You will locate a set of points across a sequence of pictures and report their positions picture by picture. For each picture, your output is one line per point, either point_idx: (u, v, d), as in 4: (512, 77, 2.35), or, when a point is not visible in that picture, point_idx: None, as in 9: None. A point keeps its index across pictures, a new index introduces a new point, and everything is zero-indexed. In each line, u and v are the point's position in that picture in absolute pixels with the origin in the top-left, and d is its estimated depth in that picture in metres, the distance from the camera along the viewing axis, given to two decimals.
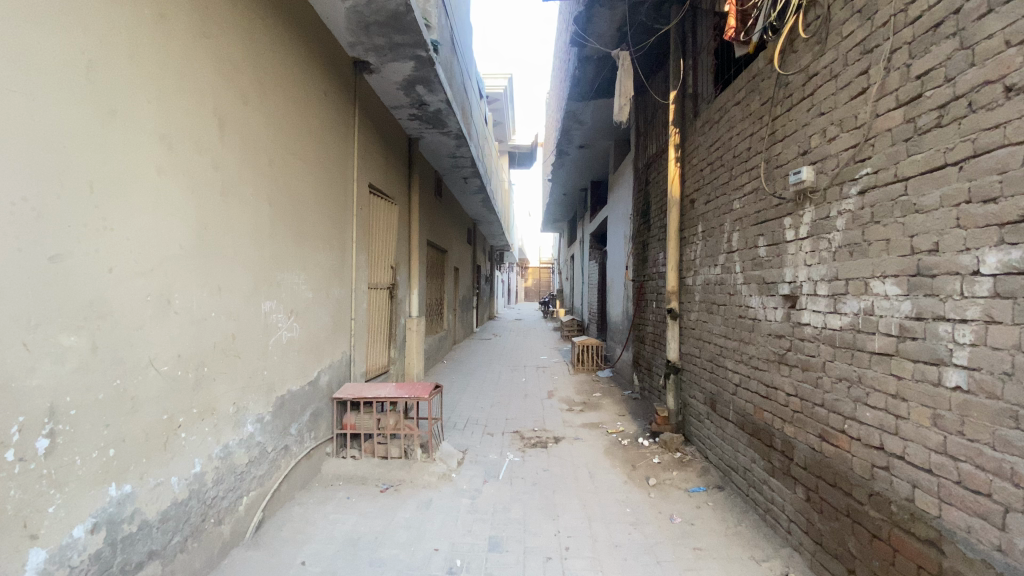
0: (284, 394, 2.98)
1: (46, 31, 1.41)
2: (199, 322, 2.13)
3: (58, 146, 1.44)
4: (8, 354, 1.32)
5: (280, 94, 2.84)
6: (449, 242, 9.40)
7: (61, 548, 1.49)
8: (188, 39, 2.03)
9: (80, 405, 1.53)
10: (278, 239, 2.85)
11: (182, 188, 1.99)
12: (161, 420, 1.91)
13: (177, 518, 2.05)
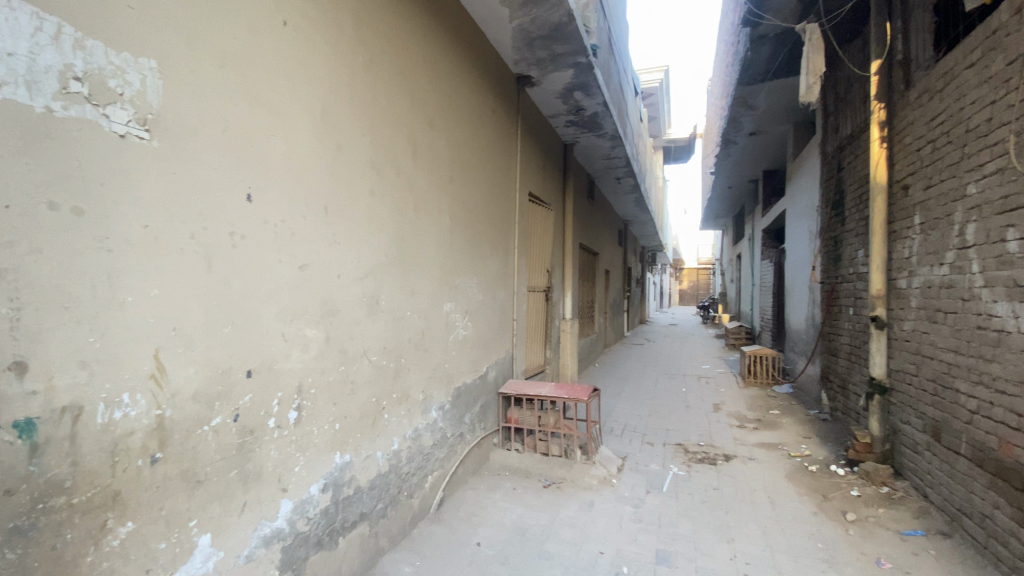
0: (459, 386, 3.28)
1: (295, 85, 1.76)
2: (398, 320, 2.46)
3: (302, 178, 1.79)
4: (272, 343, 1.67)
5: (457, 114, 3.14)
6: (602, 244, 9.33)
7: (302, 501, 1.84)
8: (388, 77, 2.36)
9: (317, 385, 1.89)
10: (457, 247, 3.15)
11: (386, 206, 2.33)
12: (371, 403, 2.26)
13: (380, 487, 2.40)
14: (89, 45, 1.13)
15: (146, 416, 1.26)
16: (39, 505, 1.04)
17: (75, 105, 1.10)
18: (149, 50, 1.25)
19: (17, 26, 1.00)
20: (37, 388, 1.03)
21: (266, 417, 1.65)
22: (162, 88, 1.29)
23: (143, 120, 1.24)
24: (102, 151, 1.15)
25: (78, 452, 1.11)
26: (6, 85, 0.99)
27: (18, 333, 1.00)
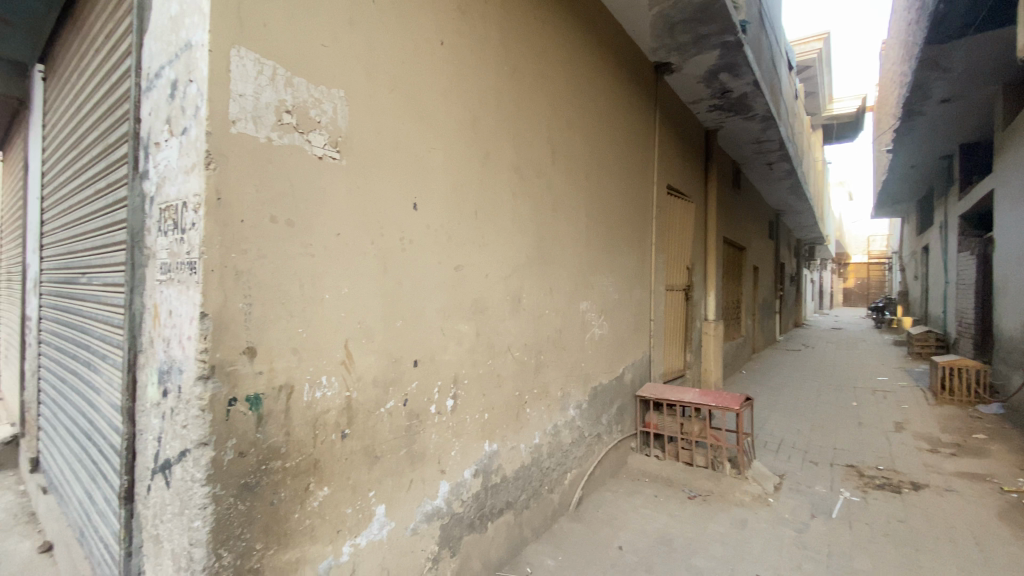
0: (597, 385, 3.25)
1: (451, 98, 1.89)
2: (538, 317, 2.52)
3: (457, 183, 1.92)
4: (433, 336, 1.82)
5: (596, 113, 3.13)
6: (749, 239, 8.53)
7: (457, 484, 1.99)
8: (530, 82, 2.43)
9: (469, 376, 2.02)
10: (594, 244, 3.13)
11: (528, 207, 2.40)
12: (515, 397, 2.34)
13: (524, 479, 2.48)
14: (295, 82, 1.33)
15: (338, 397, 1.46)
16: (263, 467, 1.27)
17: (287, 134, 1.31)
18: (338, 81, 1.45)
19: (247, 72, 1.22)
20: (263, 369, 1.26)
21: (428, 404, 1.81)
22: (347, 113, 1.48)
23: (335, 143, 1.44)
24: (305, 170, 1.35)
25: (289, 424, 1.32)
26: (241, 121, 1.21)
27: (249, 323, 1.22)
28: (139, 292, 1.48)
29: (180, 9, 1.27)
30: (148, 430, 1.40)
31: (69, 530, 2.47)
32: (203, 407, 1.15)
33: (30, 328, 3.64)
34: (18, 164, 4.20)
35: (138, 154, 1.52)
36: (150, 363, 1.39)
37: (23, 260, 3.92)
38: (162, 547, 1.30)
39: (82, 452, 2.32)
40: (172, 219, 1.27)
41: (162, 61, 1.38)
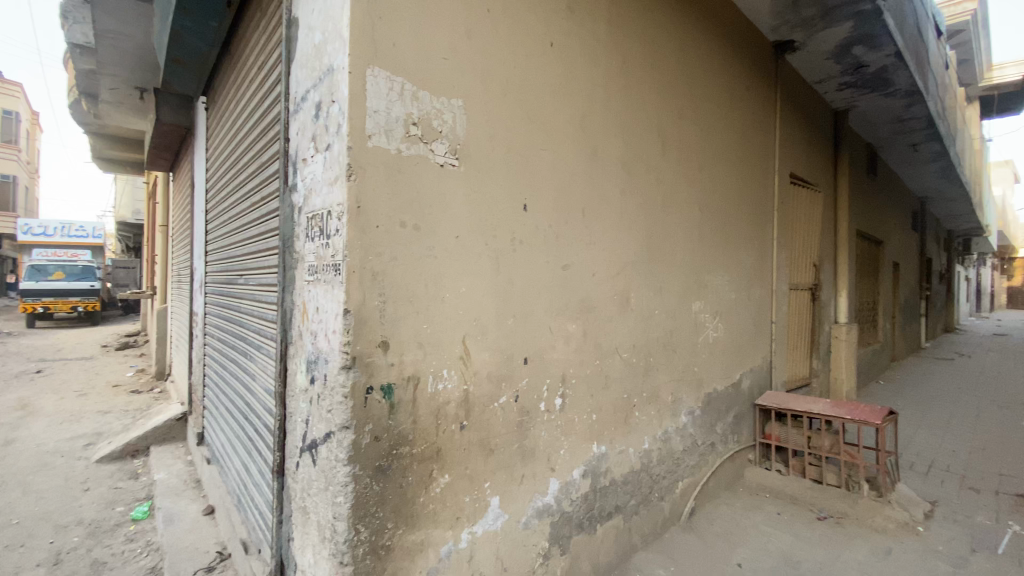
0: (711, 391, 3.07)
1: (561, 99, 1.91)
2: (648, 317, 2.45)
3: (566, 183, 1.93)
4: (543, 335, 1.85)
5: (710, 102, 2.96)
6: (887, 232, 7.52)
7: (566, 483, 1.99)
8: (640, 75, 2.36)
9: (578, 376, 2.02)
10: (707, 241, 2.95)
11: (637, 204, 2.34)
12: (624, 400, 2.30)
13: (633, 483, 2.42)
14: (421, 95, 1.43)
15: (457, 390, 1.54)
16: (394, 451, 1.37)
17: (414, 145, 1.41)
18: (456, 91, 1.52)
19: (380, 90, 1.33)
20: (394, 361, 1.37)
21: (538, 401, 1.83)
22: (466, 121, 1.55)
23: (454, 150, 1.52)
24: (429, 177, 1.45)
25: (416, 413, 1.42)
26: (376, 135, 1.32)
27: (382, 319, 1.34)
28: (290, 291, 1.68)
29: (324, 38, 1.42)
30: (297, 413, 1.58)
31: (229, 497, 2.86)
32: (346, 394, 1.28)
33: (196, 323, 4.28)
34: (186, 184, 4.96)
35: (288, 169, 1.72)
36: (299, 353, 1.57)
37: (190, 265, 4.62)
38: (309, 518, 1.46)
39: (239, 430, 2.68)
40: (318, 226, 1.43)
41: (308, 85, 1.55)
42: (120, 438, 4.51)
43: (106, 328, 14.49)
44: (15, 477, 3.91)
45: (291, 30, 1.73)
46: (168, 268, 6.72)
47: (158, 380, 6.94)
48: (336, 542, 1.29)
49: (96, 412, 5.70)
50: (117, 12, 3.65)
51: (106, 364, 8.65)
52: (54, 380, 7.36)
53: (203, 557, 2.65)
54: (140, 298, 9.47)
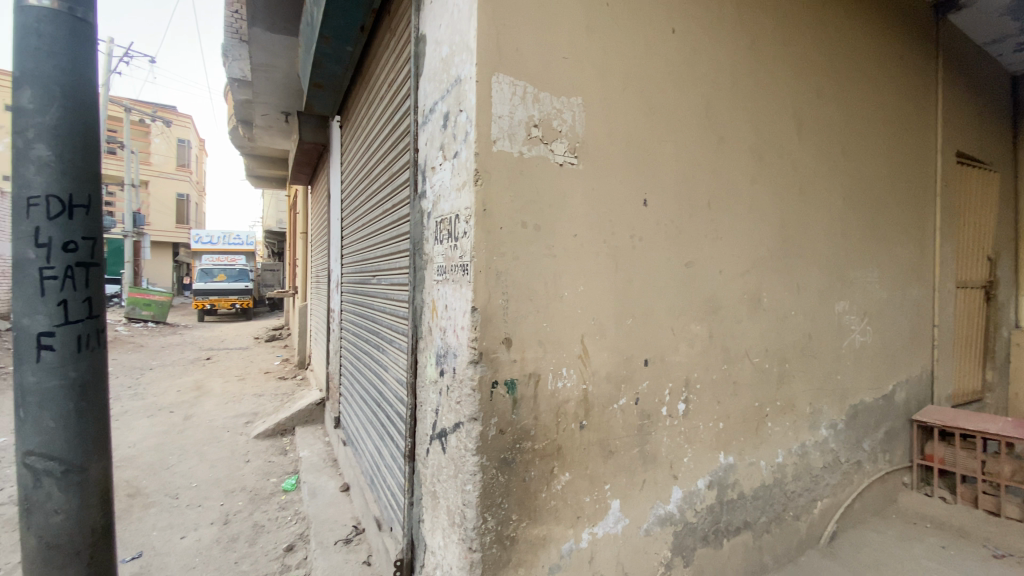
0: (857, 403, 2.72)
1: (684, 88, 1.82)
2: (782, 319, 2.24)
3: (690, 176, 1.84)
4: (666, 336, 1.78)
5: (855, 76, 2.63)
6: None
7: (690, 493, 1.89)
8: (772, 55, 2.16)
9: (703, 381, 1.91)
10: (852, 233, 2.62)
11: (768, 195, 2.15)
12: (754, 407, 2.12)
13: (764, 499, 2.23)
14: (541, 97, 1.45)
15: (576, 389, 1.54)
16: (517, 446, 1.41)
17: (535, 146, 1.43)
18: (576, 89, 1.52)
19: (504, 95, 1.38)
20: (517, 358, 1.40)
21: (660, 405, 1.77)
22: (585, 119, 1.54)
23: (574, 148, 1.52)
24: (550, 176, 1.46)
25: (538, 410, 1.45)
26: (500, 140, 1.37)
27: (506, 318, 1.38)
28: (420, 289, 1.80)
29: (451, 51, 1.50)
30: (427, 403, 1.69)
31: (362, 477, 3.14)
32: (474, 387, 1.34)
33: (333, 320, 4.77)
34: (322, 196, 5.54)
35: (418, 178, 1.84)
36: (429, 347, 1.68)
37: (327, 267, 5.15)
38: (438, 503, 1.55)
39: (373, 416, 2.93)
40: (446, 229, 1.51)
41: (436, 98, 1.65)
42: (272, 418, 5.17)
43: (257, 322, 16.71)
44: (195, 446, 4.67)
45: (419, 46, 1.85)
46: (308, 270, 7.56)
47: (299, 368, 7.85)
48: (465, 528, 1.36)
49: (253, 394, 6.60)
50: (270, 48, 4.19)
51: (258, 354, 9.98)
52: (221, 366, 8.65)
53: (342, 529, 2.95)
54: (282, 297, 10.78)
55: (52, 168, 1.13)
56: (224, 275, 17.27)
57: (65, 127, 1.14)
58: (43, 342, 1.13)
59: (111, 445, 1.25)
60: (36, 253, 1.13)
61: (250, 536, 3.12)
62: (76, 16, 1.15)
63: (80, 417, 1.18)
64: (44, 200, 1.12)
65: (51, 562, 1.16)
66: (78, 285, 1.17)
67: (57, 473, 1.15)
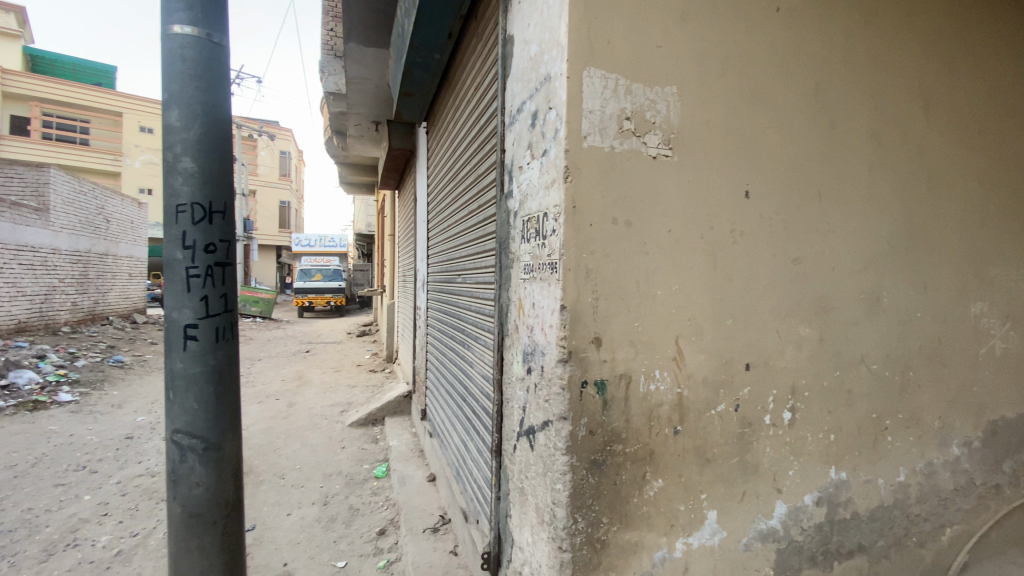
0: (998, 420, 2.37)
1: (788, 70, 1.68)
2: (906, 322, 2.00)
3: (796, 164, 1.69)
4: (769, 338, 1.65)
5: (999, 43, 2.28)
6: None
7: (796, 509, 1.75)
8: (894, 26, 1.93)
9: (811, 388, 1.75)
10: (994, 224, 2.28)
11: (889, 184, 1.92)
12: (871, 419, 1.92)
13: (882, 521, 2.00)
14: (634, 89, 1.40)
15: (670, 392, 1.47)
16: (608, 447, 1.38)
17: (627, 140, 1.39)
18: (670, 79, 1.46)
19: (595, 89, 1.35)
20: (607, 357, 1.37)
21: (762, 413, 1.65)
22: (679, 109, 1.48)
23: (668, 140, 1.46)
24: (643, 170, 1.42)
25: (629, 412, 1.41)
26: (591, 135, 1.34)
27: (597, 316, 1.36)
28: (507, 287, 1.81)
29: (540, 48, 1.50)
30: (514, 400, 1.70)
31: (448, 469, 3.24)
32: (564, 386, 1.33)
33: (419, 316, 4.97)
34: (410, 199, 5.78)
35: (505, 177, 1.85)
36: (516, 345, 1.68)
37: (414, 266, 5.37)
38: (526, 500, 1.56)
39: (459, 410, 3.02)
40: (534, 228, 1.51)
41: (524, 97, 1.65)
42: (364, 408, 5.50)
43: (349, 319, 17.87)
44: (298, 432, 5.08)
45: (506, 47, 1.85)
46: (395, 271, 7.95)
47: (387, 362, 8.28)
48: (556, 527, 1.35)
49: (346, 386, 7.06)
50: (364, 62, 4.45)
51: (351, 348, 10.66)
52: (318, 358, 9.34)
53: (429, 517, 3.06)
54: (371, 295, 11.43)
55: (195, 178, 1.27)
56: (320, 275, 18.57)
57: (205, 142, 1.28)
58: (189, 333, 1.28)
59: (239, 427, 1.38)
60: (183, 254, 1.28)
61: (346, 518, 3.33)
62: (213, 41, 1.30)
63: (217, 400, 1.32)
64: (190, 207, 1.27)
65: (191, 529, 1.31)
66: (216, 282, 1.32)
67: (197, 449, 1.30)
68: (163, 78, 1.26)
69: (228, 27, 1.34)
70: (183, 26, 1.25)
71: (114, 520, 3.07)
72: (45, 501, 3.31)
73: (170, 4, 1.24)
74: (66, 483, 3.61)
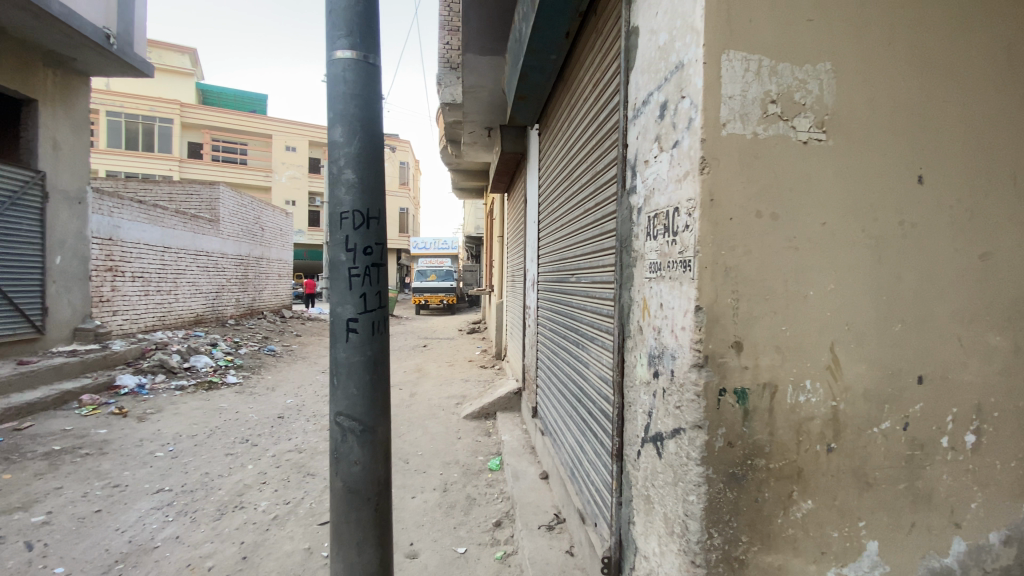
0: None
1: (973, 29, 1.41)
2: None
3: (984, 141, 1.42)
4: (947, 348, 1.41)
5: None
6: None
7: (979, 548, 1.47)
8: None
9: (1004, 408, 1.46)
10: None
11: None
12: None
13: None
14: (780, 69, 1.29)
15: (823, 405, 1.32)
16: (749, 461, 1.28)
17: (772, 125, 1.28)
18: (823, 55, 1.31)
19: (736, 73, 1.25)
20: (749, 364, 1.27)
21: (937, 434, 1.41)
22: (834, 88, 1.32)
23: (821, 123, 1.31)
24: (791, 158, 1.29)
25: (774, 425, 1.29)
26: (731, 122, 1.25)
27: (738, 319, 1.26)
28: (627, 288, 1.73)
29: (670, 36, 1.42)
30: (637, 404, 1.62)
31: (562, 468, 3.23)
32: (698, 393, 1.25)
33: (530, 315, 5.02)
34: (520, 201, 5.87)
35: (626, 173, 1.76)
36: (639, 347, 1.61)
37: (524, 267, 5.43)
38: (652, 509, 1.49)
39: (574, 411, 2.99)
40: (662, 224, 1.43)
41: (649, 87, 1.56)
42: (477, 402, 5.71)
43: (461, 316, 18.71)
44: (419, 420, 5.43)
45: (630, 38, 1.78)
46: (504, 271, 8.14)
47: (497, 359, 8.51)
48: (688, 540, 1.28)
49: (460, 380, 7.40)
50: (480, 71, 4.60)
51: (462, 344, 11.14)
52: (434, 353, 9.90)
53: (544, 514, 3.08)
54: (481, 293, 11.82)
55: (356, 188, 1.41)
56: (435, 276, 19.64)
57: (362, 154, 1.42)
58: (351, 326, 1.43)
59: (389, 412, 1.51)
60: (346, 256, 1.43)
61: (464, 506, 3.49)
62: (368, 62, 1.42)
63: (372, 387, 1.45)
64: (351, 214, 1.41)
65: (350, 501, 1.45)
66: (373, 281, 1.45)
67: (356, 431, 1.44)
68: (329, 99, 1.42)
69: (380, 49, 1.47)
70: (344, 51, 1.39)
71: (271, 489, 3.53)
72: (218, 467, 3.90)
73: (335, 34, 1.39)
74: (234, 453, 4.23)
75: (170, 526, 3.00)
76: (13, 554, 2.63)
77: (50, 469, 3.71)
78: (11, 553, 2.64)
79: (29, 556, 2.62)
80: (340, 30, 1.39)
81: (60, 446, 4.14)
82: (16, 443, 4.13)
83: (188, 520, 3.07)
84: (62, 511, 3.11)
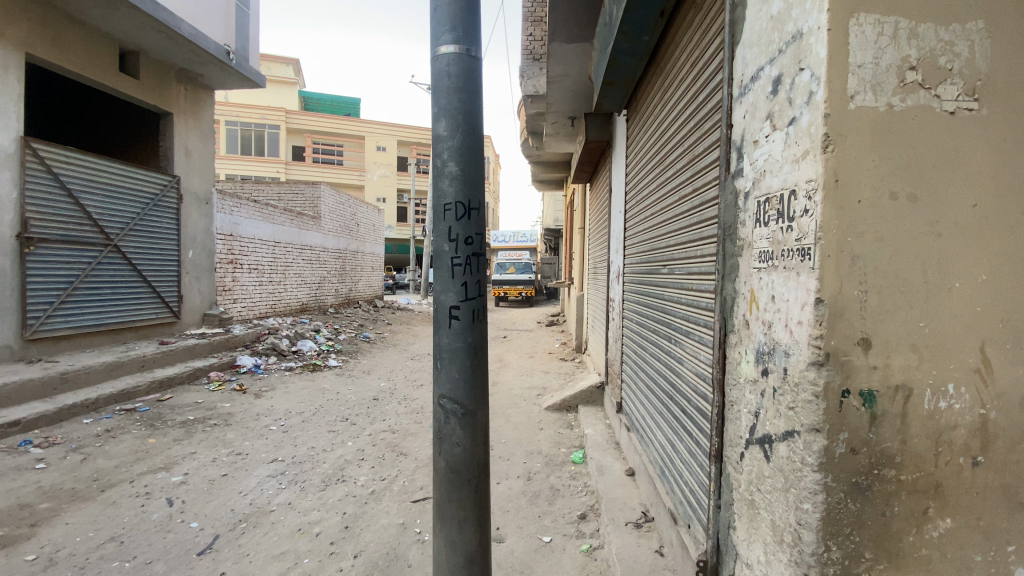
0: None
1: None
2: None
3: None
4: None
5: None
6: None
7: None
8: None
9: None
10: None
11: None
12: None
13: None
14: (921, 31, 1.13)
15: (969, 413, 1.16)
16: (876, 471, 1.16)
17: (911, 95, 1.14)
18: (972, 11, 1.14)
19: (866, 39, 1.12)
20: (878, 363, 1.14)
21: None
22: (990, 49, 1.14)
23: (972, 90, 1.14)
24: (934, 131, 1.14)
25: (907, 433, 1.15)
26: (860, 94, 1.12)
27: (866, 313, 1.13)
28: (731, 279, 1.62)
29: (785, 5, 1.29)
30: (741, 403, 1.52)
31: (650, 466, 3.13)
32: (817, 393, 1.15)
33: (614, 308, 4.91)
34: (604, 191, 5.74)
35: (730, 155, 1.64)
36: (744, 343, 1.51)
37: (608, 258, 5.30)
38: (757, 515, 1.39)
39: (665, 408, 2.89)
40: (774, 210, 1.32)
41: (760, 62, 1.44)
42: (558, 394, 5.71)
43: (540, 309, 18.71)
44: (502, 409, 5.54)
45: (735, 10, 1.65)
46: (584, 263, 8.05)
47: (577, 352, 8.45)
48: (801, 551, 1.18)
49: (541, 370, 7.44)
50: (566, 59, 4.52)
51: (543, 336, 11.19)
52: (515, 344, 10.06)
53: (631, 512, 3.01)
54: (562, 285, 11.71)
55: (458, 179, 1.45)
56: (514, 268, 19.84)
57: (465, 145, 1.45)
58: (453, 313, 1.48)
59: (488, 398, 1.54)
60: (449, 246, 1.47)
61: (549, 496, 3.51)
62: (470, 55, 1.45)
63: (472, 372, 1.49)
64: (453, 205, 1.46)
65: (452, 481, 1.51)
66: (472, 270, 1.49)
67: (458, 413, 1.49)
68: (434, 95, 1.48)
69: (481, 42, 1.49)
70: (448, 46, 1.43)
71: (368, 465, 3.78)
72: (322, 443, 4.24)
73: (439, 30, 1.44)
74: (336, 430, 4.58)
75: (283, 493, 3.31)
76: (158, 508, 3.05)
77: (186, 436, 4.26)
78: (157, 507, 3.06)
79: (171, 510, 3.02)
80: (445, 25, 1.43)
81: (193, 416, 4.73)
82: (159, 412, 4.78)
83: (298, 488, 3.37)
84: (196, 473, 3.55)
